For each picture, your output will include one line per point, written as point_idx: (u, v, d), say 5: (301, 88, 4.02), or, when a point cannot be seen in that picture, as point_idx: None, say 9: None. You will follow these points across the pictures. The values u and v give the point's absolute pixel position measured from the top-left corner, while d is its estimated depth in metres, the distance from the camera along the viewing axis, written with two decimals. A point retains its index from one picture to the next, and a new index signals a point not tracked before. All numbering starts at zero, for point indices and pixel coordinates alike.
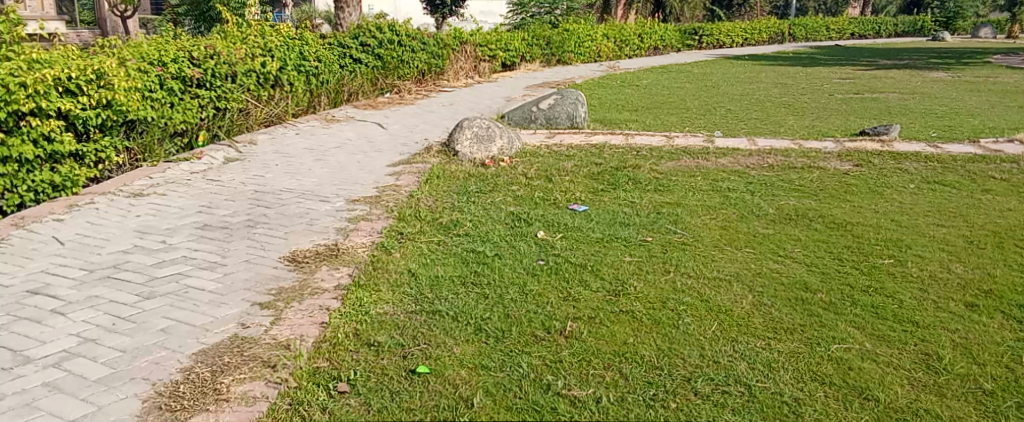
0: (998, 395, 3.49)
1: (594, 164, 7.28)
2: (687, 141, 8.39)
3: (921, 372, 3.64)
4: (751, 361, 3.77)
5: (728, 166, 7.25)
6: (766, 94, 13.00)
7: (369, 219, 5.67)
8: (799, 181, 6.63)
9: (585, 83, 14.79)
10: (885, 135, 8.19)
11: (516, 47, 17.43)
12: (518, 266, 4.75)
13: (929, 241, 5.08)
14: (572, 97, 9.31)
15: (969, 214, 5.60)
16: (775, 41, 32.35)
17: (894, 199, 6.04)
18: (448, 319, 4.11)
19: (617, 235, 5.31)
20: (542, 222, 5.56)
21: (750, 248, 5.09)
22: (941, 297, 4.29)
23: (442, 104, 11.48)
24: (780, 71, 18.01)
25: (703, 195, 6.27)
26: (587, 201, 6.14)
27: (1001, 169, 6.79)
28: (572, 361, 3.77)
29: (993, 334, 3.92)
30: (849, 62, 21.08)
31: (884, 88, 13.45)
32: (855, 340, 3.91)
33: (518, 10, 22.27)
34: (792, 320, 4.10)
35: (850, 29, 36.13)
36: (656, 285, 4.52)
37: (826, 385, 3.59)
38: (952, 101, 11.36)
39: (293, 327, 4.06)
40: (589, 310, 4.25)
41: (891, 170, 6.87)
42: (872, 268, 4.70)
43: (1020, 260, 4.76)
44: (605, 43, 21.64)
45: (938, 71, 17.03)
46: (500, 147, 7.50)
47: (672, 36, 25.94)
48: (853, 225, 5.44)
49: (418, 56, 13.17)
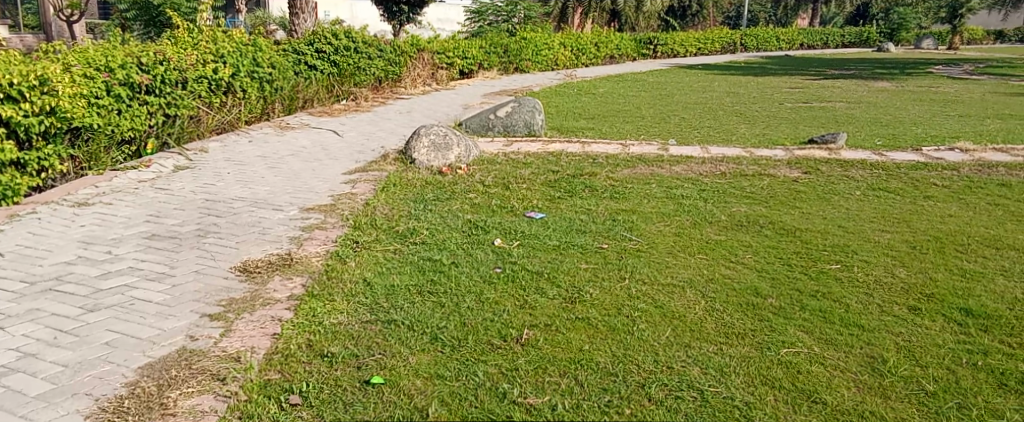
0: (941, 396, 3.57)
1: (551, 172, 7.31)
2: (642, 149, 8.47)
3: (867, 375, 3.72)
4: (704, 366, 3.81)
5: (681, 173, 7.34)
6: (719, 102, 13.19)
7: (324, 227, 5.61)
8: (751, 188, 6.74)
9: (542, 91, 14.86)
10: (833, 143, 8.36)
11: (473, 55, 17.46)
12: (475, 274, 4.75)
13: (875, 247, 5.20)
14: (529, 105, 9.34)
15: (912, 219, 5.75)
16: (728, 51, 32.93)
17: (841, 205, 6.17)
18: (404, 329, 4.10)
19: (574, 242, 5.34)
20: (499, 229, 5.57)
21: (702, 254, 5.15)
22: (885, 301, 4.39)
23: (399, 111, 11.43)
24: (733, 80, 18.31)
25: (657, 202, 6.34)
26: (544, 208, 6.17)
27: (942, 176, 6.97)
28: (528, 369, 3.78)
29: (936, 336, 4.01)
30: (799, 71, 21.53)
31: (832, 98, 13.74)
32: (804, 343, 3.98)
33: (475, 18, 22.33)
34: (743, 325, 4.17)
35: (798, 40, 36.86)
36: (611, 291, 4.56)
37: (776, 389, 3.65)
38: (897, 110, 11.65)
39: (243, 339, 4.01)
40: (545, 317, 4.26)
41: (838, 177, 7.02)
42: (820, 273, 4.80)
43: (960, 264, 4.88)
44: (562, 52, 21.79)
45: (883, 81, 17.47)
46: (457, 155, 7.48)
47: (627, 44, 26.20)
48: (802, 231, 5.54)
49: (375, 63, 13.11)
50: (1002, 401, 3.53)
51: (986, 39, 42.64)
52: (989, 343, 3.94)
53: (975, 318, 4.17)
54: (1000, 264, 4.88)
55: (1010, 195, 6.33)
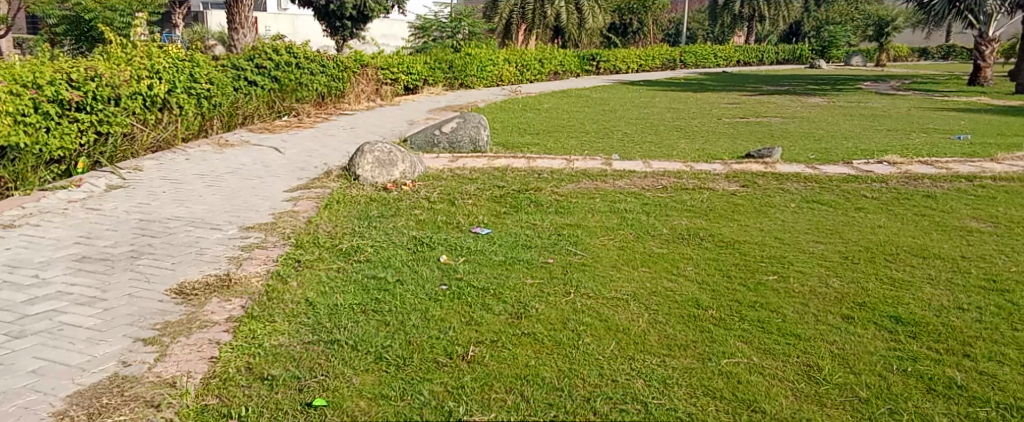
0: (873, 402, 3.66)
1: (496, 187, 7.33)
2: (585, 164, 8.55)
3: (804, 383, 3.80)
4: (647, 378, 3.85)
5: (624, 187, 7.43)
6: (660, 118, 13.41)
7: (264, 247, 5.53)
8: (691, 201, 6.85)
9: (486, 107, 14.90)
10: (769, 157, 8.56)
11: (418, 70, 17.46)
12: (420, 292, 4.72)
13: (809, 258, 5.33)
14: (474, 121, 9.36)
15: (844, 230, 5.91)
16: (668, 68, 33.57)
17: (776, 217, 6.32)
18: (347, 349, 4.06)
19: (519, 257, 5.36)
20: (444, 246, 5.56)
21: (645, 267, 5.22)
22: (820, 310, 4.51)
23: (342, 128, 11.35)
24: (673, 96, 18.64)
25: (601, 216, 6.40)
26: (490, 224, 6.18)
27: (872, 188, 7.20)
28: (474, 386, 3.77)
29: (868, 344, 4.12)
30: (736, 87, 22.02)
31: (768, 113, 14.09)
32: (743, 354, 4.05)
33: (419, 34, 22.31)
34: (685, 336, 4.23)
35: (735, 57, 37.76)
36: (557, 306, 4.58)
37: (718, 399, 3.71)
38: (829, 125, 12.00)
39: (179, 363, 3.93)
40: (491, 333, 4.26)
41: (774, 190, 7.19)
42: (758, 284, 4.89)
43: (890, 273, 5.03)
44: (507, 68, 21.89)
45: (816, 97, 17.98)
46: (402, 171, 7.44)
47: (571, 61, 26.49)
48: (740, 243, 5.66)
49: (318, 79, 13.00)
50: (931, 405, 3.63)
51: (911, 56, 44.24)
52: (917, 349, 4.06)
53: (905, 326, 4.30)
54: (927, 272, 5.04)
55: (936, 205, 6.55)
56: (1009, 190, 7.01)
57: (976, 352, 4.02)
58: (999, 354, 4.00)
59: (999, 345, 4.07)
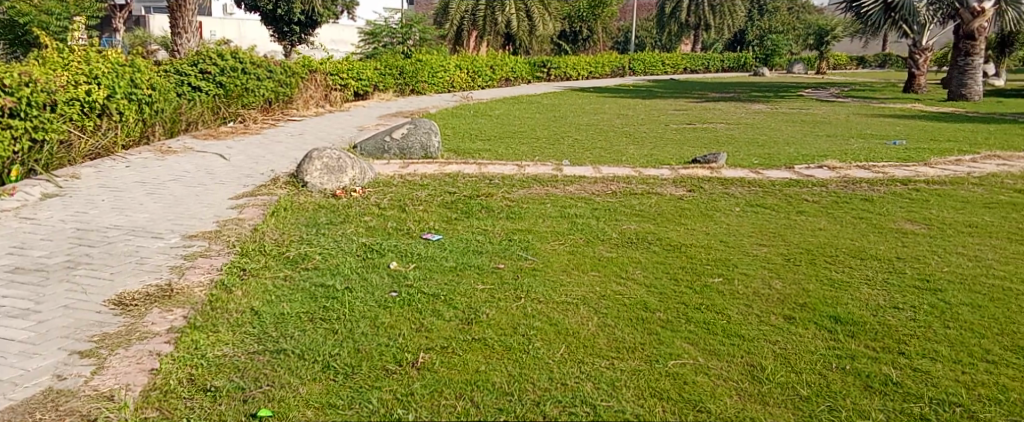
0: (814, 400, 3.76)
1: (446, 193, 7.34)
2: (536, 170, 8.61)
3: (748, 383, 3.89)
4: (596, 381, 3.91)
5: (574, 193, 7.50)
6: (610, 124, 13.56)
7: (208, 255, 5.45)
8: (640, 206, 6.95)
9: (437, 113, 14.91)
10: (714, 162, 8.73)
11: (368, 76, 17.40)
12: (370, 299, 4.71)
13: (753, 260, 5.45)
14: (425, 127, 9.35)
15: (786, 233, 6.06)
16: (617, 74, 33.96)
17: (722, 221, 6.45)
18: (294, 358, 4.03)
19: (470, 263, 5.38)
20: (395, 252, 5.55)
21: (595, 271, 5.28)
22: (763, 311, 4.61)
23: (290, 134, 11.24)
24: (621, 103, 18.86)
25: (552, 222, 6.45)
26: (441, 230, 6.18)
27: (813, 192, 7.38)
28: (423, 393, 3.78)
29: (808, 344, 4.23)
30: (683, 94, 22.37)
31: (714, 119, 14.34)
32: (689, 355, 4.13)
33: (369, 40, 22.19)
34: (633, 339, 4.29)
35: (682, 65, 38.35)
36: (507, 311, 4.61)
37: (664, 400, 3.78)
38: (772, 131, 12.26)
39: (117, 376, 3.86)
40: (441, 339, 4.27)
41: (719, 195, 7.33)
42: (704, 287, 4.98)
43: (830, 274, 5.17)
44: (458, 74, 21.90)
45: (760, 104, 18.35)
46: (351, 177, 7.41)
47: (522, 67, 26.63)
48: (687, 247, 5.76)
49: (265, 84, 12.84)
50: (868, 402, 3.74)
51: (851, 64, 45.41)
52: (855, 347, 4.18)
53: (844, 325, 4.42)
54: (864, 273, 5.19)
55: (872, 208, 6.75)
56: (941, 192, 7.26)
57: (910, 349, 4.15)
58: (932, 350, 4.13)
59: (932, 342, 4.21)
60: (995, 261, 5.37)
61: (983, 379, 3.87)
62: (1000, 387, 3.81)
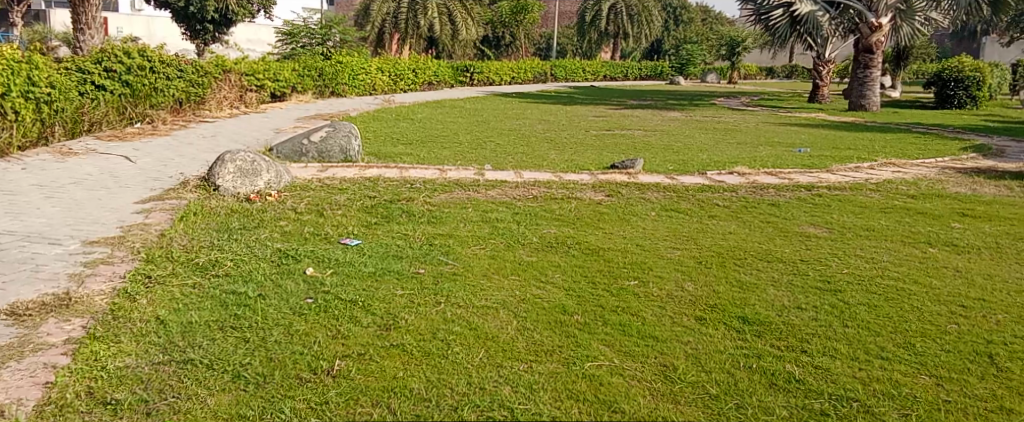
0: (722, 398, 3.87)
1: (367, 198, 7.27)
2: (458, 174, 8.61)
3: (660, 383, 3.98)
4: (514, 384, 3.94)
5: (496, 198, 7.53)
6: (531, 129, 13.66)
7: (110, 262, 5.27)
8: (560, 210, 7.03)
9: (357, 116, 14.78)
10: (632, 167, 8.90)
11: (286, 78, 17.15)
12: (284, 306, 4.63)
13: (667, 263, 5.58)
14: (345, 130, 9.23)
15: (698, 237, 6.23)
16: (539, 80, 34.28)
17: (638, 225, 6.59)
18: (202, 368, 3.94)
19: (390, 268, 5.34)
20: (311, 258, 5.47)
21: (515, 275, 5.32)
22: (675, 312, 4.73)
23: (202, 135, 10.95)
24: (542, 108, 19.05)
25: (473, 226, 6.47)
26: (360, 235, 6.12)
27: (724, 196, 7.61)
28: (339, 401, 3.75)
29: (718, 344, 4.35)
30: (602, 100, 22.71)
31: (632, 126, 14.62)
32: (606, 356, 4.20)
33: (288, 40, 21.83)
34: (552, 342, 4.34)
35: (602, 72, 38.94)
36: (427, 316, 4.59)
37: (580, 401, 3.84)
38: (687, 138, 12.58)
39: (8, 391, 3.70)
40: (358, 346, 4.24)
41: (636, 199, 7.48)
42: (620, 289, 5.08)
43: (739, 276, 5.34)
44: (379, 77, 21.73)
45: (675, 111, 18.80)
46: (266, 181, 7.28)
47: (444, 71, 26.63)
48: (605, 251, 5.85)
49: (174, 84, 12.47)
50: (773, 399, 3.87)
51: (759, 75, 47.01)
52: (761, 347, 4.33)
53: (751, 326, 4.57)
54: (771, 275, 5.37)
55: (778, 213, 7.00)
56: (843, 198, 7.58)
57: (812, 348, 4.31)
58: (832, 348, 4.31)
59: (832, 341, 4.38)
60: (890, 263, 5.62)
61: (877, 375, 4.05)
62: (892, 383, 3.99)
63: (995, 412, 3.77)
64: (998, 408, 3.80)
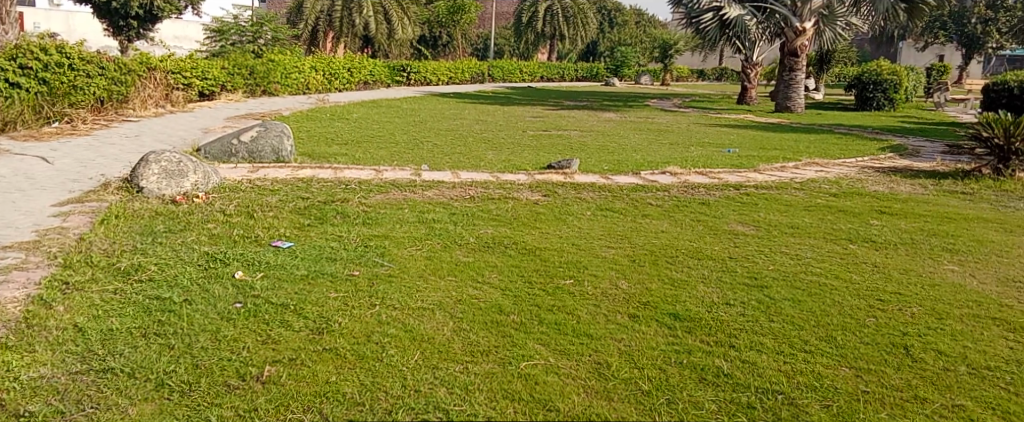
0: (654, 393, 3.90)
1: (299, 199, 7.13)
2: (395, 175, 8.51)
3: (594, 380, 3.99)
4: (449, 386, 3.90)
5: (433, 198, 7.47)
6: (469, 130, 13.63)
7: (24, 268, 5.05)
8: (497, 211, 7.01)
9: (291, 115, 14.53)
10: (568, 167, 8.94)
11: (215, 76, 16.78)
12: (211, 311, 4.50)
13: (602, 262, 5.61)
14: (277, 130, 9.06)
15: (632, 235, 6.29)
16: (476, 81, 34.26)
17: (574, 225, 6.61)
18: (123, 377, 3.81)
19: (323, 271, 5.24)
20: (240, 261, 5.33)
21: (452, 276, 5.28)
22: (609, 310, 4.75)
23: (125, 135, 10.62)
24: (479, 108, 19.04)
25: (409, 227, 6.40)
26: (292, 237, 6.00)
27: (657, 196, 7.70)
28: (268, 408, 3.67)
29: (650, 340, 4.39)
30: (539, 101, 22.81)
31: (568, 126, 14.71)
32: (541, 355, 4.20)
33: (217, 37, 21.33)
34: (487, 342, 4.32)
35: (539, 72, 39.14)
36: (361, 319, 4.52)
37: (515, 400, 3.82)
38: (621, 138, 12.71)
39: None
40: (290, 351, 4.15)
41: (572, 199, 7.51)
42: (555, 288, 5.09)
43: (671, 273, 5.40)
44: (313, 76, 21.42)
45: (610, 112, 18.98)
46: (193, 182, 7.09)
47: (380, 70, 26.42)
48: (541, 250, 5.86)
49: (96, 82, 12.06)
50: (702, 393, 3.92)
51: (691, 77, 47.89)
52: (691, 342, 4.38)
53: (682, 322, 4.62)
54: (701, 272, 5.44)
55: (709, 212, 7.11)
56: (770, 197, 7.74)
57: (739, 342, 4.38)
58: (759, 343, 4.38)
59: (759, 336, 4.46)
60: (813, 259, 5.76)
61: (802, 368, 4.13)
62: (816, 375, 4.07)
63: (910, 401, 3.87)
64: (913, 397, 3.90)
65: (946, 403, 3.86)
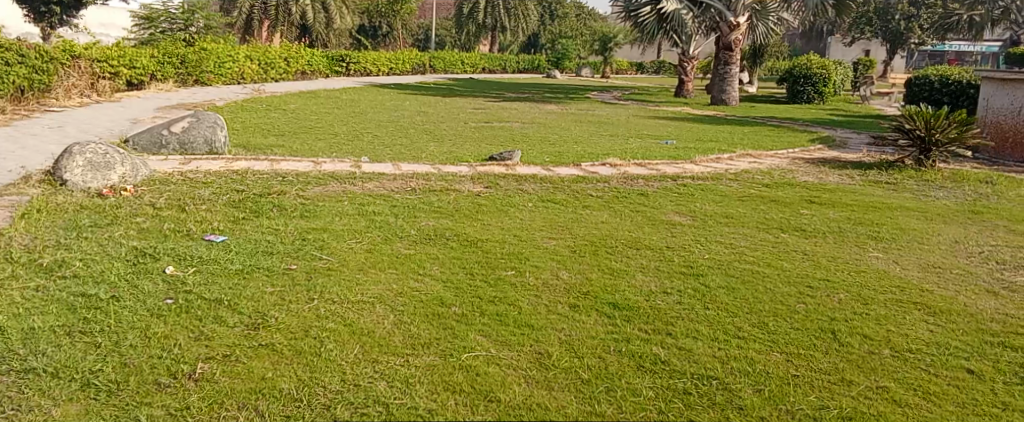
0: (593, 382, 3.92)
1: (234, 191, 6.97)
2: (333, 167, 8.38)
3: (534, 370, 3.99)
4: (389, 379, 3.85)
5: (373, 190, 7.38)
6: (410, 121, 13.53)
7: None
8: (439, 203, 6.96)
9: (226, 106, 14.23)
10: (509, 159, 8.93)
11: (144, 64, 16.34)
12: (140, 308, 4.36)
13: (543, 252, 5.62)
14: (209, 121, 8.84)
15: (573, 226, 6.31)
16: (417, 72, 34.06)
17: (516, 216, 6.60)
18: (47, 377, 3.67)
19: (259, 265, 5.12)
20: (171, 256, 5.18)
21: (392, 269, 5.21)
22: (550, 301, 4.76)
23: (47, 126, 10.23)
24: (420, 100, 18.92)
25: (348, 220, 6.30)
26: (226, 231, 5.85)
27: (597, 187, 7.74)
28: (201, 406, 3.57)
29: (590, 330, 4.40)
30: (480, 93, 22.77)
31: (509, 118, 14.72)
32: (482, 347, 4.17)
33: (145, 25, 20.72)
34: (429, 335, 4.27)
35: (480, 64, 39.11)
36: (298, 314, 4.43)
37: (457, 392, 3.79)
38: (561, 130, 12.77)
39: None
40: (224, 347, 4.04)
41: (514, 191, 7.49)
42: (497, 279, 5.07)
43: (610, 263, 5.44)
44: (248, 65, 20.97)
45: (551, 104, 19.04)
46: (121, 175, 6.87)
47: (318, 61, 26.08)
48: (482, 242, 5.83)
49: (15, 70, 11.61)
50: (640, 381, 3.94)
51: (630, 70, 48.43)
52: (630, 331, 4.41)
53: (621, 311, 4.65)
54: (639, 262, 5.49)
55: (647, 202, 7.17)
56: (705, 187, 7.84)
57: (676, 330, 4.42)
58: (694, 330, 4.43)
59: (695, 323, 4.51)
60: (746, 248, 5.86)
61: (735, 354, 4.19)
62: (748, 360, 4.14)
63: (837, 384, 3.95)
64: (839, 380, 3.98)
65: (871, 385, 3.94)
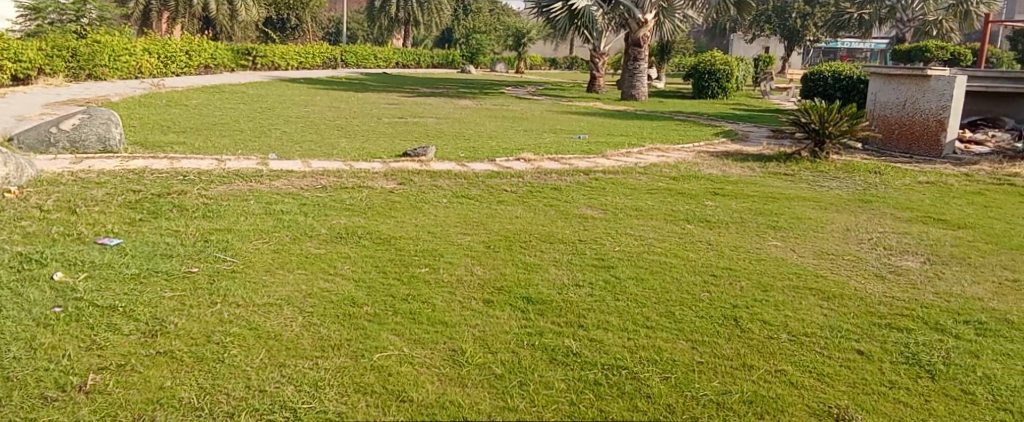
0: (506, 377, 3.90)
1: (130, 192, 6.68)
2: (238, 164, 8.13)
3: (447, 367, 3.95)
4: (297, 383, 3.76)
5: (281, 188, 7.19)
6: (320, 117, 13.28)
7: None
8: (350, 200, 6.84)
9: (122, 101, 13.69)
10: (423, 155, 8.85)
11: (30, 58, 15.71)
12: (25, 318, 4.13)
13: (457, 249, 5.58)
14: (102, 117, 8.47)
15: (487, 222, 6.29)
16: (328, 66, 33.48)
17: (428, 212, 6.54)
18: None
19: (158, 269, 4.92)
20: (60, 262, 4.93)
21: (301, 269, 5.08)
22: (463, 297, 4.72)
23: None
24: (331, 95, 18.61)
25: (255, 219, 6.13)
26: (121, 234, 5.60)
27: (510, 182, 7.74)
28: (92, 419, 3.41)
29: (503, 325, 4.39)
30: (393, 88, 22.52)
31: (422, 113, 14.62)
32: (395, 346, 4.11)
33: (32, 16, 19.67)
34: (340, 336, 4.19)
35: (393, 59, 38.75)
36: (200, 319, 4.28)
37: (368, 394, 3.72)
38: (473, 125, 12.75)
39: None
40: (118, 356, 3.86)
41: (428, 187, 7.42)
42: (410, 277, 5.01)
43: (523, 257, 5.44)
44: (146, 59, 20.22)
45: (465, 99, 18.98)
46: (5, 175, 6.48)
47: (223, 54, 25.36)
48: (395, 240, 5.75)
49: None
50: (552, 373, 3.95)
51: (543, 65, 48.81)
52: (542, 324, 4.42)
53: (534, 305, 4.65)
54: (552, 255, 5.51)
55: (560, 197, 7.21)
56: (615, 181, 7.94)
57: (587, 322, 4.45)
58: (605, 322, 4.47)
59: (605, 315, 4.55)
60: (655, 239, 5.94)
61: (644, 343, 4.25)
62: (655, 349, 4.20)
63: (738, 369, 4.05)
64: (741, 365, 4.08)
65: (770, 369, 4.05)
